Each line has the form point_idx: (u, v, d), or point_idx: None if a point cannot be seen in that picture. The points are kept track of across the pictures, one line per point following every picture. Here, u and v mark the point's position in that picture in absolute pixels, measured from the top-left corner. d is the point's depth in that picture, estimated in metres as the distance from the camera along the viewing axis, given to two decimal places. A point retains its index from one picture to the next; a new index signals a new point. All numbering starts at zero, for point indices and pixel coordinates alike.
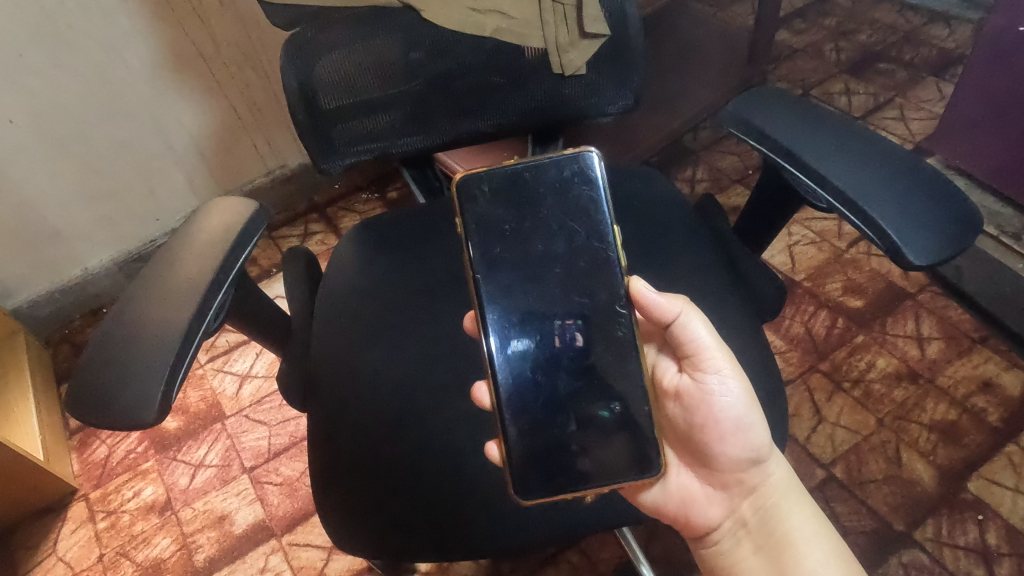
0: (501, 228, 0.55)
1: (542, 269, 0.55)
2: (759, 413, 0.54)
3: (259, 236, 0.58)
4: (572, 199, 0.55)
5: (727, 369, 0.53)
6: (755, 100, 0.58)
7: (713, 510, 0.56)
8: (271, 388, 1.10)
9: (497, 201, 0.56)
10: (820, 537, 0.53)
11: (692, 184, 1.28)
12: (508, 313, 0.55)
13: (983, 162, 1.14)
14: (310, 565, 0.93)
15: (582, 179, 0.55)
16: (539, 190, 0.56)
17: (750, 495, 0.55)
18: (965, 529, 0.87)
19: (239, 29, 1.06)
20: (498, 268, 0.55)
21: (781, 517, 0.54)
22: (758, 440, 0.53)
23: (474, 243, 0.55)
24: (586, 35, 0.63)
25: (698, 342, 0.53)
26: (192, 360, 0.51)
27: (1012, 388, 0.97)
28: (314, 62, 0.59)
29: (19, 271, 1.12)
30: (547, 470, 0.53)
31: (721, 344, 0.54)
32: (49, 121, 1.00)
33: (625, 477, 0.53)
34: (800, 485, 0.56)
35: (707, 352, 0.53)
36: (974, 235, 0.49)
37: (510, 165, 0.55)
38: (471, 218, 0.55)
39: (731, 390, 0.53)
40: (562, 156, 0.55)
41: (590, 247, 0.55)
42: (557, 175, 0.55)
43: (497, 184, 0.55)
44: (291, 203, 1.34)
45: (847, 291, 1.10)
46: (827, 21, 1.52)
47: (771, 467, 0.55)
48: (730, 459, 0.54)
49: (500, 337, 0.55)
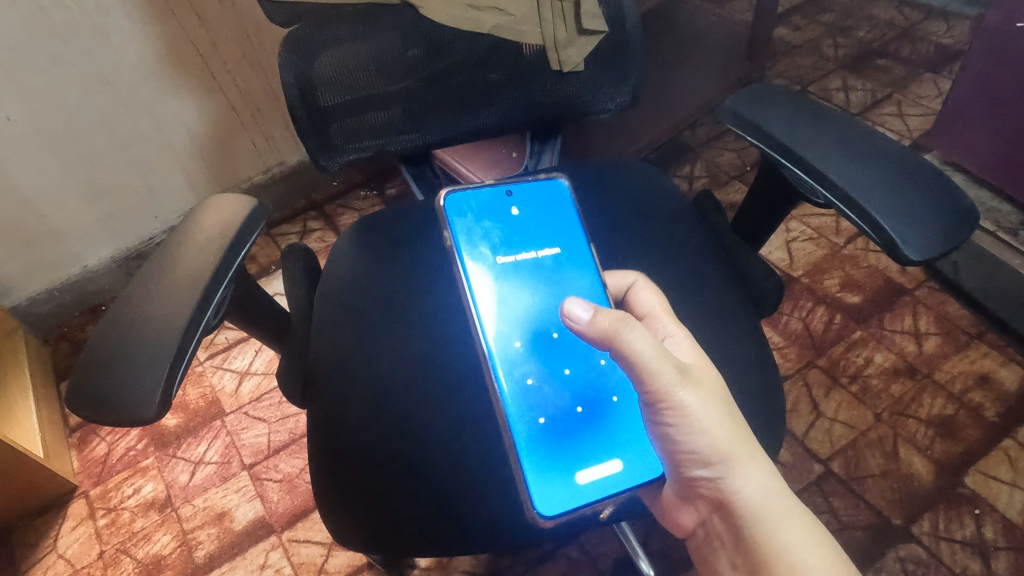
0: (492, 242, 0.57)
1: (531, 278, 0.57)
2: (714, 434, 0.48)
3: (258, 233, 0.59)
4: (550, 218, 0.59)
5: (668, 399, 0.47)
6: (749, 98, 0.59)
7: (686, 517, 0.55)
8: (270, 385, 1.10)
9: (483, 214, 0.58)
10: (806, 566, 0.47)
11: (690, 180, 1.28)
12: (503, 322, 0.55)
13: (980, 158, 1.15)
14: (310, 561, 0.93)
15: (557, 198, 0.60)
16: (524, 208, 0.59)
17: (723, 511, 0.50)
18: (962, 523, 0.87)
19: (238, 26, 1.06)
20: (487, 277, 0.56)
21: (758, 537, 0.49)
22: (715, 461, 0.48)
23: (468, 258, 0.56)
24: (585, 31, 0.63)
25: (634, 371, 0.47)
26: (191, 356, 0.51)
27: (1009, 383, 0.98)
28: (312, 58, 0.59)
29: (18, 269, 1.12)
30: (565, 486, 0.51)
31: (663, 374, 0.47)
32: (48, 119, 1.00)
33: (633, 483, 0.52)
34: (789, 499, 0.49)
35: (643, 384, 0.47)
36: (968, 230, 0.49)
37: (492, 186, 0.59)
38: (460, 228, 0.57)
39: (675, 416, 0.48)
40: (538, 180, 0.60)
41: (575, 260, 0.58)
42: (534, 195, 0.60)
43: (481, 200, 0.58)
44: (290, 200, 1.34)
45: (845, 287, 1.10)
46: (826, 17, 1.52)
47: (738, 485, 0.49)
48: (688, 476, 0.50)
49: (498, 344, 0.54)
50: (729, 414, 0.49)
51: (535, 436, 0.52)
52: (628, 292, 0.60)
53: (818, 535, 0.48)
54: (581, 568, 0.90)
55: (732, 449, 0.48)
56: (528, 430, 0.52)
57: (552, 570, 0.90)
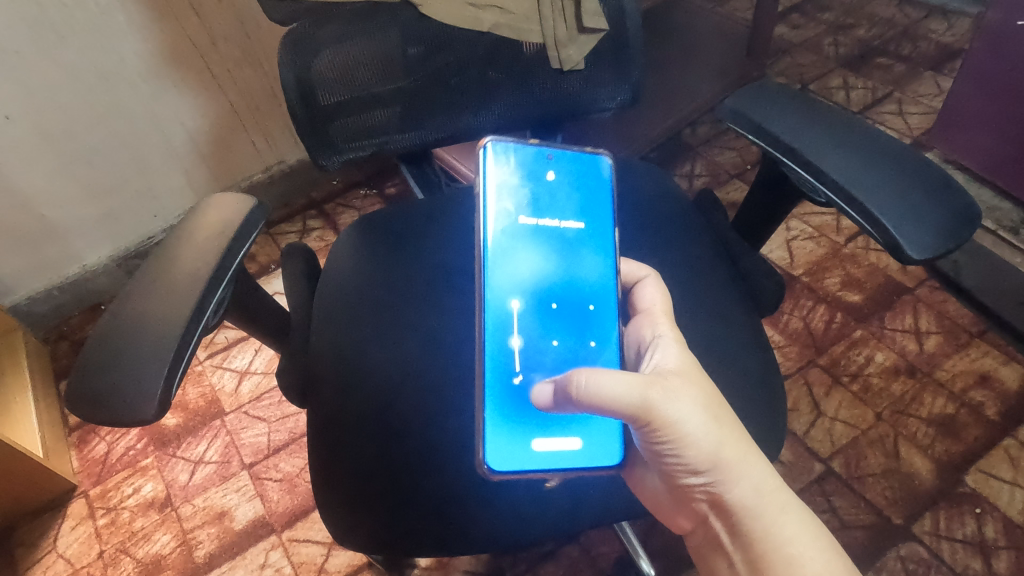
0: (521, 199, 0.56)
1: (546, 247, 0.56)
2: (691, 446, 0.47)
3: (257, 232, 0.58)
4: (586, 193, 0.58)
5: (641, 424, 0.47)
6: (752, 96, 0.58)
7: (683, 519, 0.55)
8: (270, 384, 1.10)
9: (518, 170, 0.57)
10: (804, 559, 0.47)
11: (691, 179, 1.27)
12: (507, 281, 0.54)
13: (981, 156, 1.15)
14: (310, 561, 0.93)
15: (597, 175, 0.59)
16: (560, 176, 0.58)
17: (718, 512, 0.50)
18: (963, 522, 0.87)
19: (237, 24, 1.05)
20: (506, 232, 0.55)
21: (752, 539, 0.48)
22: (699, 470, 0.48)
23: (491, 208, 0.55)
24: (584, 29, 0.62)
25: (600, 412, 0.46)
26: (191, 356, 0.51)
27: (1010, 382, 0.98)
28: (312, 58, 0.58)
29: (17, 269, 1.11)
30: (522, 449, 0.51)
31: (636, 405, 0.46)
32: (47, 118, 0.99)
33: (586, 464, 0.52)
34: (782, 492, 0.49)
35: (619, 416, 0.47)
36: (971, 229, 0.49)
37: (534, 145, 0.57)
38: (492, 177, 0.56)
39: (651, 438, 0.47)
40: (583, 153, 0.59)
41: (593, 242, 0.58)
42: (576, 165, 0.59)
43: (520, 155, 0.57)
44: (289, 199, 1.34)
45: (846, 286, 1.10)
46: (826, 15, 1.51)
47: (728, 487, 0.49)
48: (678, 483, 0.51)
49: (497, 305, 0.54)
50: (712, 419, 0.48)
51: (503, 399, 0.51)
52: (636, 284, 0.59)
53: (811, 525, 0.48)
54: (581, 568, 0.89)
55: (712, 456, 0.48)
56: (500, 393, 0.51)
57: (553, 568, 0.90)
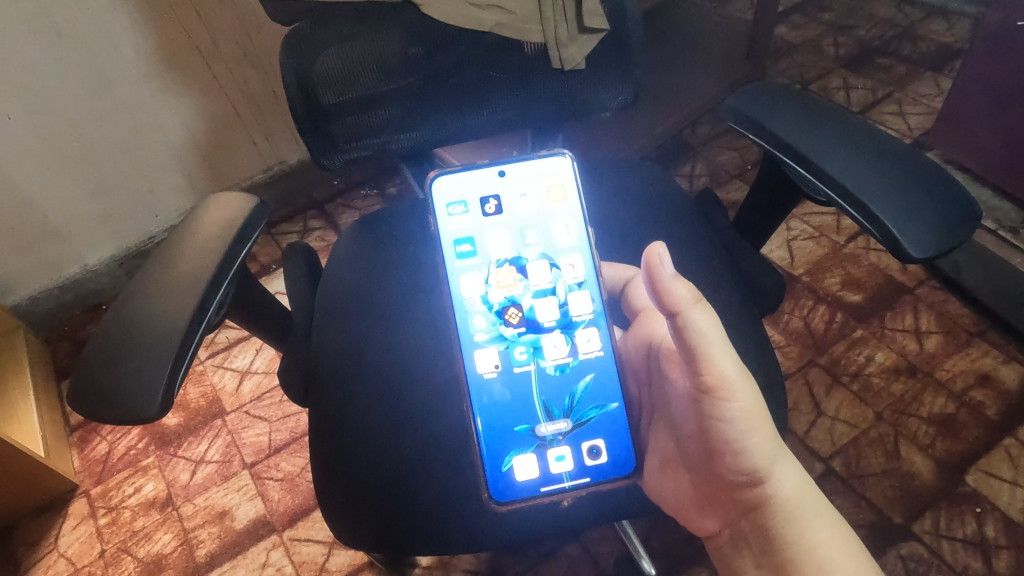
0: (478, 221, 0.60)
1: (515, 266, 0.59)
2: (760, 434, 0.48)
3: (260, 231, 0.59)
4: (547, 199, 0.60)
5: (725, 390, 0.47)
6: (755, 95, 0.59)
7: (710, 520, 0.53)
8: (271, 384, 1.10)
9: (471, 194, 0.60)
10: (834, 563, 0.48)
11: (691, 179, 1.25)
12: (478, 307, 0.58)
13: (981, 156, 1.15)
14: (311, 560, 0.93)
15: (561, 174, 0.60)
16: (518, 187, 0.60)
17: (749, 512, 0.51)
18: (963, 522, 0.87)
19: (238, 24, 1.06)
20: (467, 262, 0.59)
21: (786, 538, 0.49)
22: (756, 462, 0.48)
23: (446, 240, 0.59)
24: (585, 29, 0.62)
25: (695, 355, 0.46)
26: (195, 354, 0.52)
27: (1010, 381, 0.98)
28: (313, 57, 0.58)
29: (18, 269, 1.12)
30: (526, 481, 0.55)
31: (720, 362, 0.46)
32: (48, 118, 1.00)
33: (597, 478, 0.55)
34: (820, 496, 0.50)
35: (701, 370, 0.46)
36: (972, 228, 0.49)
37: (486, 164, 0.60)
38: (444, 211, 0.60)
39: (727, 412, 0.47)
40: (541, 155, 0.60)
41: (568, 247, 0.59)
42: (529, 171, 0.60)
43: (471, 180, 0.60)
44: (290, 198, 1.34)
45: (846, 286, 1.10)
46: (826, 15, 1.52)
47: (777, 484, 0.49)
48: (725, 477, 0.50)
49: (472, 332, 0.58)
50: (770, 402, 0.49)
51: (497, 425, 0.56)
52: (625, 284, 0.63)
53: (842, 532, 0.49)
54: (581, 567, 0.89)
55: (773, 449, 0.48)
56: (492, 418, 0.56)
57: (554, 567, 0.90)
